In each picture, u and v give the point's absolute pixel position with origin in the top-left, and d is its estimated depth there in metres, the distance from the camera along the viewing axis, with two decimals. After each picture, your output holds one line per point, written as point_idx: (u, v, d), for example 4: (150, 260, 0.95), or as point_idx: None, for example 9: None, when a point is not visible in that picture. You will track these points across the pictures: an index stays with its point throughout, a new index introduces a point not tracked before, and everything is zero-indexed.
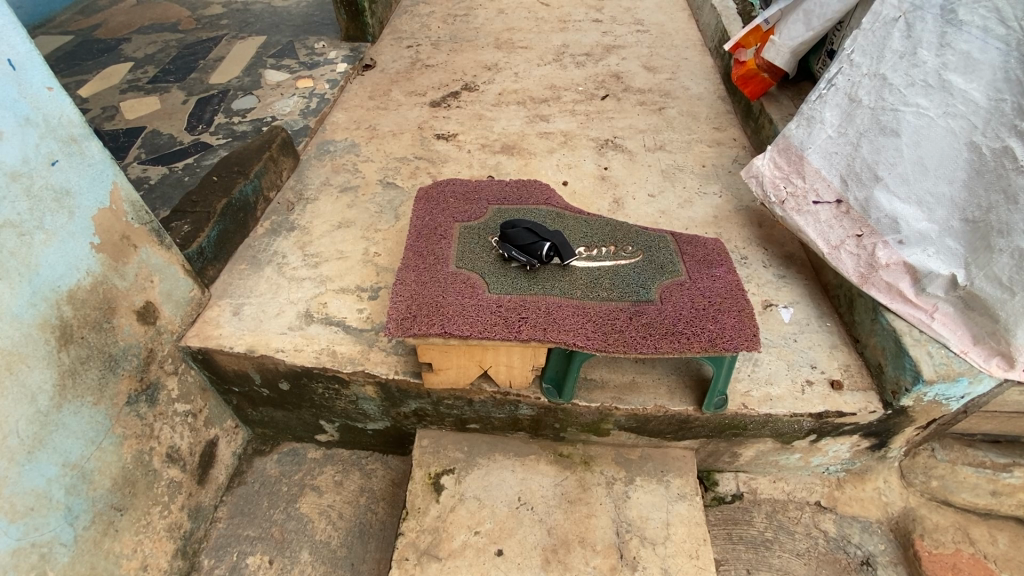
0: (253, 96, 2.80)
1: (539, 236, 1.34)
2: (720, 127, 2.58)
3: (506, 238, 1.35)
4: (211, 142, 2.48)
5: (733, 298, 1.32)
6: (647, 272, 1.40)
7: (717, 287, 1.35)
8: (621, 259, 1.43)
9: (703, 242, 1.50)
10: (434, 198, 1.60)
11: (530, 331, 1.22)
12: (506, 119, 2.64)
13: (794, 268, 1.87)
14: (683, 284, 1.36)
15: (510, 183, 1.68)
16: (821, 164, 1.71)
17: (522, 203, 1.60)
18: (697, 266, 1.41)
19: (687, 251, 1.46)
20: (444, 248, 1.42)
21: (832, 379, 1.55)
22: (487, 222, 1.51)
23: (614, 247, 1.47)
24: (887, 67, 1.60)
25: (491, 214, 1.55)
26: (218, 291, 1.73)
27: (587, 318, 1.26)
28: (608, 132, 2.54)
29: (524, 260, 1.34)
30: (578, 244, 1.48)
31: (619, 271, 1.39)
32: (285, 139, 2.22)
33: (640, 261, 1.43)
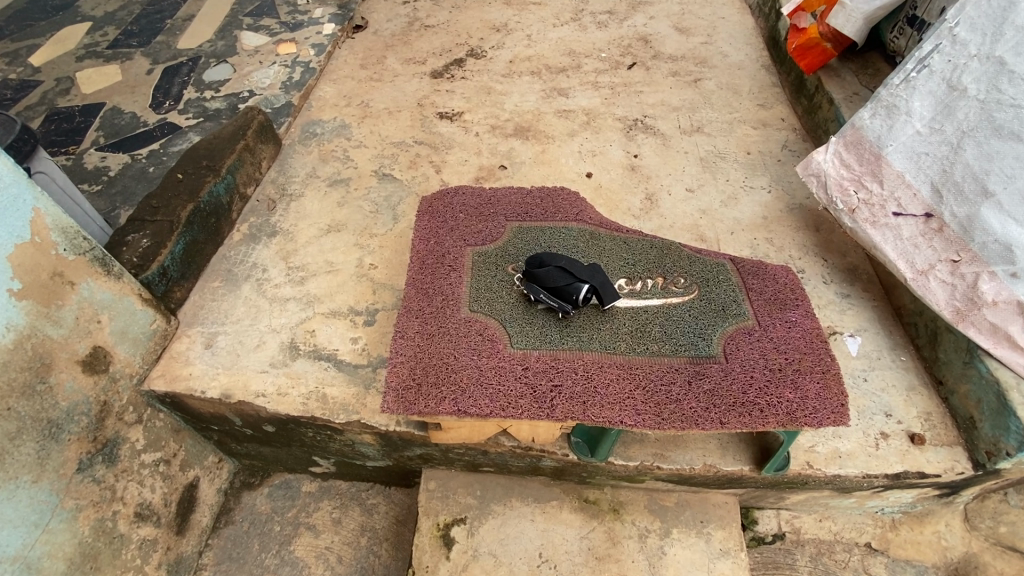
0: (228, 65, 2.45)
1: (573, 275, 1.06)
2: (765, 104, 2.23)
3: (533, 278, 1.08)
4: (179, 123, 2.16)
5: (814, 353, 1.07)
6: (704, 315, 1.14)
7: (793, 338, 1.09)
8: (671, 296, 1.17)
9: (770, 271, 1.24)
10: (439, 212, 1.31)
11: (565, 406, 0.97)
12: (518, 94, 2.29)
13: (860, 285, 1.60)
14: (751, 333, 1.10)
15: (531, 193, 1.39)
16: (905, 166, 1.41)
17: (548, 220, 1.32)
18: (766, 307, 1.15)
19: (753, 286, 1.19)
20: (454, 283, 1.15)
21: (911, 431, 1.31)
22: (504, 245, 1.24)
23: (662, 279, 1.20)
24: (1006, 48, 1.27)
25: (509, 235, 1.26)
26: (188, 317, 1.48)
27: (635, 385, 1.01)
28: (637, 110, 2.19)
29: (555, 306, 1.07)
30: (617, 275, 1.21)
31: (671, 315, 1.13)
32: (262, 122, 1.90)
33: (696, 300, 1.17)
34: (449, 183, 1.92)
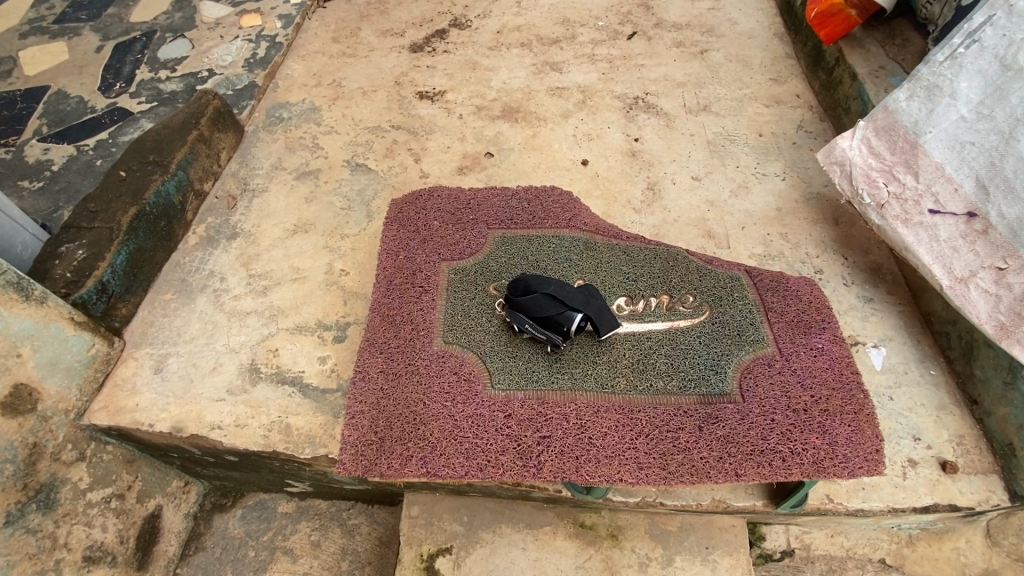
0: (185, 40, 2.22)
1: (565, 302, 0.92)
2: (779, 78, 2.01)
3: (520, 306, 0.95)
4: (130, 108, 1.95)
5: (844, 386, 0.92)
6: (714, 342, 1.01)
7: (820, 369, 0.95)
8: (675, 318, 1.03)
9: (791, 285, 1.09)
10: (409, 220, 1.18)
11: (556, 464, 0.84)
12: (507, 69, 2.06)
13: (885, 287, 1.44)
14: (771, 363, 0.96)
15: (518, 193, 1.25)
16: (946, 157, 1.24)
17: (538, 225, 1.18)
18: (790, 329, 1.01)
19: (774, 306, 1.05)
20: (428, 308, 1.03)
21: (942, 458, 1.18)
22: (487, 260, 1.11)
23: (668, 297, 1.06)
24: None
25: (492, 245, 1.13)
26: (136, 338, 1.33)
27: (637, 434, 0.88)
28: (638, 86, 1.98)
29: (543, 339, 0.95)
30: (615, 292, 1.07)
31: (679, 343, 0.99)
32: (218, 109, 1.69)
33: (707, 324, 1.03)
34: (428, 173, 1.72)
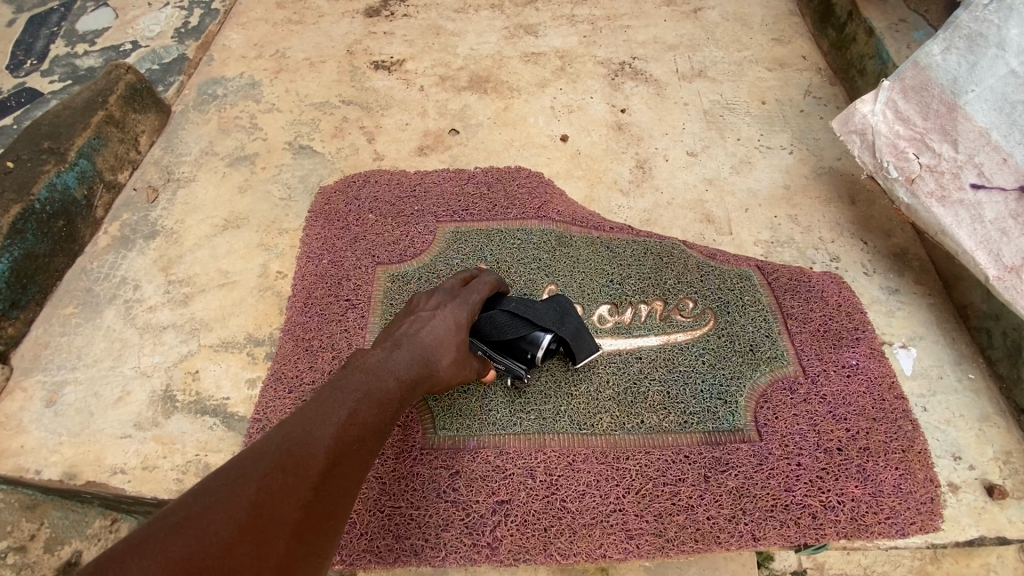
0: (109, 9, 1.95)
1: (534, 323, 0.94)
2: (783, 38, 1.77)
3: (482, 333, 0.94)
4: (40, 88, 1.69)
5: (867, 418, 1.02)
6: (725, 363, 1.08)
7: (855, 395, 1.04)
8: (676, 333, 1.11)
9: (815, 286, 1.18)
10: (348, 228, 1.27)
11: (560, 529, 0.91)
12: (475, 34, 1.79)
13: (912, 276, 1.24)
14: (795, 390, 1.05)
15: (469, 187, 1.34)
16: (991, 123, 1.06)
17: (489, 218, 1.28)
18: (816, 344, 1.10)
19: (799, 324, 1.13)
20: (355, 329, 1.13)
21: (987, 481, 1.00)
22: (425, 262, 1.22)
23: (667, 307, 1.14)
24: None
25: (437, 242, 1.25)
26: (27, 362, 1.12)
27: (643, 487, 0.94)
28: (624, 51, 1.74)
29: (510, 366, 0.97)
30: (598, 301, 1.15)
31: (677, 369, 1.06)
32: (132, 86, 1.44)
33: (719, 339, 1.11)
34: (383, 155, 1.48)
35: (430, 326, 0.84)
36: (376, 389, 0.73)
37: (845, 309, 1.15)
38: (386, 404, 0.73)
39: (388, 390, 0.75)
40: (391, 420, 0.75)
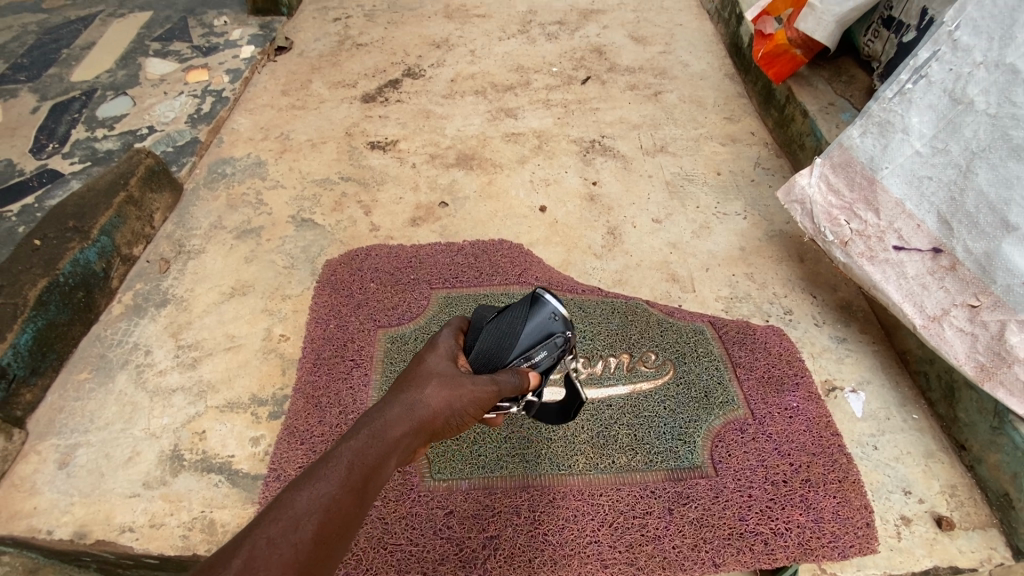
0: (127, 97, 2.14)
1: (531, 304, 0.88)
2: (733, 117, 2.01)
3: (505, 348, 0.85)
4: (61, 169, 1.84)
5: (812, 453, 1.13)
6: (684, 408, 1.19)
7: (796, 433, 1.16)
8: (639, 382, 1.22)
9: (758, 337, 1.31)
10: (352, 293, 1.39)
11: (543, 561, 0.98)
12: (461, 117, 2.01)
13: (857, 326, 1.38)
14: (744, 429, 1.16)
15: (460, 256, 1.48)
16: (905, 194, 1.20)
17: (479, 284, 1.42)
18: (762, 388, 1.23)
19: (744, 369, 1.25)
20: (360, 387, 1.23)
21: (935, 513, 1.09)
22: (422, 325, 1.33)
23: (631, 359, 1.26)
24: (1018, 55, 1.06)
25: (433, 306, 1.37)
26: (42, 426, 1.19)
27: (614, 517, 1.03)
28: (593, 130, 1.96)
29: (550, 356, 0.88)
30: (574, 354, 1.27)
31: (643, 413, 1.17)
32: (151, 169, 1.59)
33: (677, 387, 1.22)
34: (379, 226, 1.63)
35: (419, 369, 0.80)
36: (342, 464, 0.64)
37: (785, 357, 1.28)
38: (354, 482, 0.63)
39: (358, 462, 0.65)
40: (347, 485, 0.63)
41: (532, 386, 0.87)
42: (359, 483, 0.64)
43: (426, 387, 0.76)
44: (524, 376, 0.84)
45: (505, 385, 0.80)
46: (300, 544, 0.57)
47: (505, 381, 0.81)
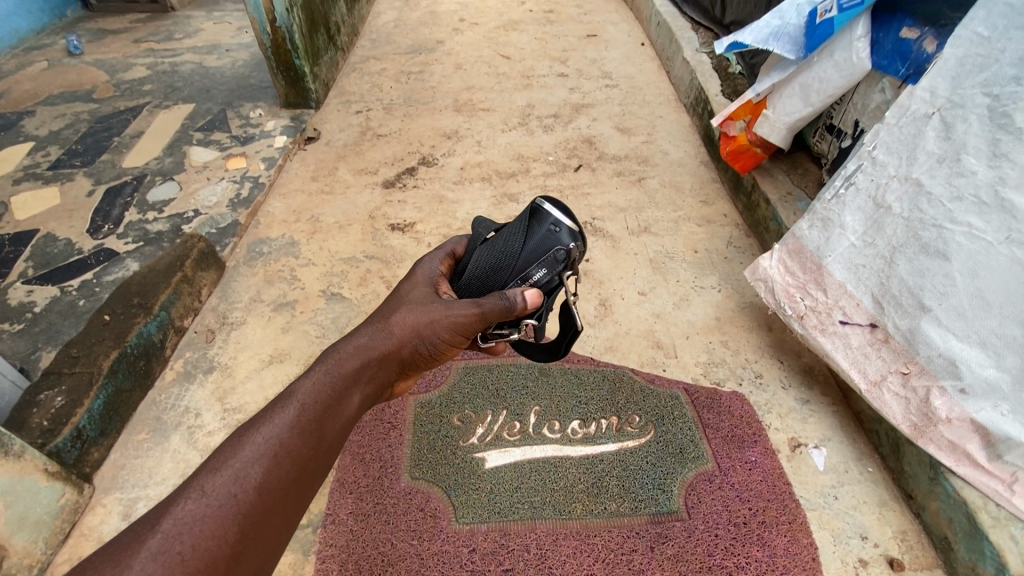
0: (174, 182, 2.42)
1: (530, 223, 0.99)
2: (708, 200, 2.30)
3: (502, 267, 1.00)
4: (117, 248, 2.08)
5: (771, 498, 1.31)
6: (663, 462, 1.37)
7: (756, 481, 1.34)
8: (627, 440, 1.41)
9: (725, 401, 1.52)
10: None
11: None
12: (470, 201, 2.29)
13: (818, 388, 1.58)
14: (713, 478, 1.34)
15: None
16: (846, 278, 1.43)
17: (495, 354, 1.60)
18: (726, 445, 1.41)
19: (712, 427, 1.45)
20: (397, 445, 1.39)
21: (889, 556, 1.25)
22: (448, 391, 1.51)
23: (618, 420, 1.45)
24: (922, 171, 1.29)
25: (456, 375, 1.54)
26: (106, 481, 1.35)
27: (603, 553, 1.20)
28: (586, 212, 2.23)
29: (549, 274, 0.99)
30: (572, 415, 1.46)
31: (630, 465, 1.36)
32: (203, 251, 1.84)
33: (655, 443, 1.41)
34: None
35: (392, 310, 0.99)
36: (296, 405, 0.82)
37: (746, 420, 1.48)
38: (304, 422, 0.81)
39: (312, 402, 0.84)
40: (298, 426, 0.81)
41: (530, 308, 1.00)
42: (312, 419, 0.82)
43: (378, 332, 0.96)
44: (521, 296, 0.98)
45: (488, 310, 0.96)
46: (264, 467, 0.76)
47: (489, 307, 0.96)
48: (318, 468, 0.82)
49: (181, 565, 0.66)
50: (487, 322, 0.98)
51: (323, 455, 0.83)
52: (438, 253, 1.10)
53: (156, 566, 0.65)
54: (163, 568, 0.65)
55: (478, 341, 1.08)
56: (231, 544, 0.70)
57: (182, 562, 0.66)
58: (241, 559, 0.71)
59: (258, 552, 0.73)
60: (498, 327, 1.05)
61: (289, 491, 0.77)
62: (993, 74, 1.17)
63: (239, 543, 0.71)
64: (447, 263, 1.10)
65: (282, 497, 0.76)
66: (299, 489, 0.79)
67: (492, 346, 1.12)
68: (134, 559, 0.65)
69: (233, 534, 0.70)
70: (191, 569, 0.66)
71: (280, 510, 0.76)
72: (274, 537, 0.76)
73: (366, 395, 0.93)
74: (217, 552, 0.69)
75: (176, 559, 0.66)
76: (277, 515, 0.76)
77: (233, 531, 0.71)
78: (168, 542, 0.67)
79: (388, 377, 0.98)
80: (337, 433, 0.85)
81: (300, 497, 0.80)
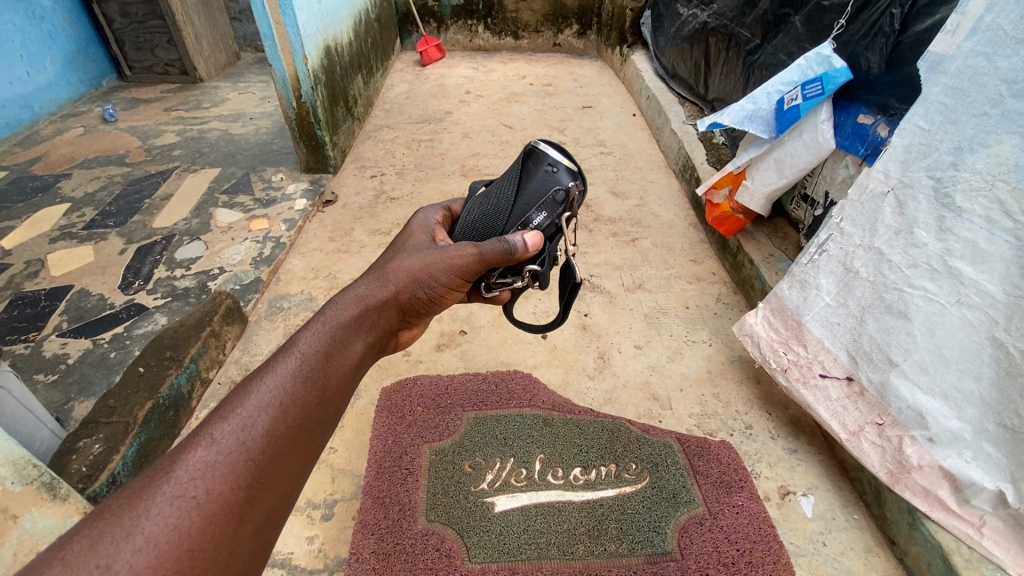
0: (200, 242, 2.60)
1: (525, 170, 1.04)
2: (697, 259, 2.47)
3: (498, 214, 1.05)
4: (146, 303, 2.22)
5: (758, 539, 1.39)
6: (658, 506, 1.46)
7: (743, 524, 1.43)
8: (624, 485, 1.51)
9: (714, 450, 1.61)
10: (398, 410, 1.71)
11: None
12: None
13: (805, 438, 1.69)
14: (703, 521, 1.44)
15: (484, 382, 1.82)
16: (823, 334, 1.57)
17: (501, 406, 1.74)
18: (716, 490, 1.51)
19: (702, 472, 1.55)
20: (413, 489, 1.50)
21: None
22: (459, 439, 1.63)
23: (615, 466, 1.55)
24: (882, 241, 1.43)
25: (466, 425, 1.67)
26: None
27: None
28: (584, 270, 2.40)
29: (549, 217, 1.02)
30: (573, 463, 1.56)
31: (627, 509, 1.45)
32: (230, 307, 1.98)
33: (649, 488, 1.51)
34: (410, 352, 1.96)
35: (386, 262, 1.00)
36: (298, 354, 0.80)
37: (733, 466, 1.57)
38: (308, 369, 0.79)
39: (314, 350, 0.81)
40: (302, 373, 0.78)
41: (531, 252, 1.00)
42: (316, 367, 0.80)
43: (374, 282, 0.96)
44: (521, 239, 0.99)
45: (487, 251, 0.98)
46: (272, 413, 0.72)
47: (487, 248, 0.99)
48: (326, 416, 0.80)
49: (196, 509, 0.62)
50: (486, 263, 0.99)
51: (330, 401, 0.80)
52: (435, 208, 1.16)
53: (172, 512, 0.61)
54: (179, 512, 0.62)
55: (482, 290, 1.11)
56: (245, 488, 0.67)
57: (198, 505, 0.63)
58: (257, 505, 0.68)
59: (274, 497, 0.70)
60: (501, 275, 1.08)
61: (299, 437, 0.74)
62: (934, 160, 1.32)
63: (252, 488, 0.68)
64: (444, 216, 1.17)
65: (294, 442, 0.73)
66: (310, 436, 0.76)
67: (496, 296, 1.15)
68: (149, 505, 0.61)
69: (245, 479, 0.67)
70: (206, 514, 0.63)
71: (292, 455, 0.73)
72: (289, 483, 0.72)
73: (366, 343, 0.92)
74: (232, 496, 0.65)
75: (191, 503, 0.62)
76: (289, 460, 0.72)
77: (247, 475, 0.67)
78: (181, 488, 0.63)
79: (388, 325, 0.98)
80: (341, 379, 0.83)
81: (312, 444, 0.77)
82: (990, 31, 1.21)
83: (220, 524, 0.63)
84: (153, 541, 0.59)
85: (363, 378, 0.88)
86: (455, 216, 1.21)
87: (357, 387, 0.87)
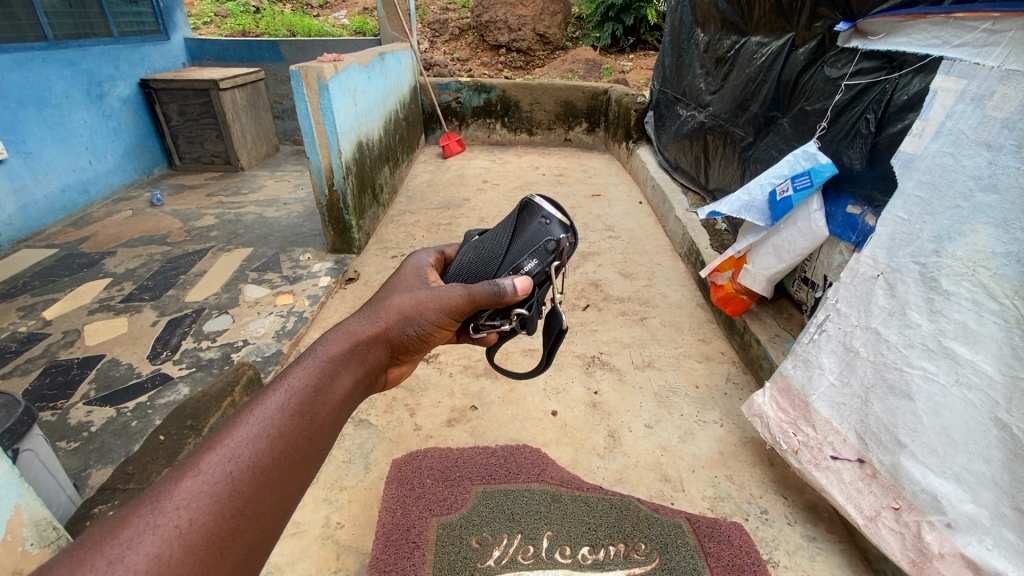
0: (228, 315, 2.74)
1: (524, 218, 1.13)
2: (705, 338, 2.52)
3: (494, 260, 1.13)
4: (171, 373, 2.32)
5: None
6: None
7: None
8: (634, 566, 1.48)
9: (724, 531, 1.58)
10: (409, 479, 1.72)
11: None
12: None
13: (823, 525, 1.64)
14: None
15: (495, 456, 1.82)
16: (830, 414, 1.58)
17: (511, 480, 1.73)
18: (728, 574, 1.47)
19: (713, 553, 1.52)
20: (419, 564, 1.48)
21: None
22: (465, 513, 1.62)
23: (624, 545, 1.53)
24: (878, 322, 1.50)
25: (473, 498, 1.67)
26: None
27: None
28: (594, 347, 2.46)
29: (539, 265, 1.10)
30: (581, 540, 1.54)
31: None
32: (251, 377, 2.07)
33: (657, 568, 1.48)
34: (421, 426, 1.99)
35: (382, 300, 1.04)
36: (287, 389, 0.79)
37: (746, 549, 1.53)
38: (295, 403, 0.78)
39: (304, 384, 0.81)
40: (289, 405, 0.78)
41: (520, 295, 1.07)
42: (306, 402, 0.79)
43: (366, 319, 0.99)
44: (511, 282, 1.06)
45: (476, 292, 1.04)
46: (259, 446, 0.72)
47: (476, 290, 1.05)
48: (314, 451, 0.79)
49: (179, 539, 0.62)
50: (475, 304, 1.05)
51: (318, 435, 0.79)
52: (430, 250, 1.25)
53: (155, 540, 0.61)
54: (161, 541, 0.61)
55: (470, 329, 1.15)
56: (229, 520, 0.66)
57: (180, 536, 0.62)
58: (239, 538, 0.67)
59: (256, 532, 0.69)
60: (489, 317, 1.13)
61: (284, 471, 0.73)
62: (917, 247, 1.42)
63: (235, 521, 0.67)
64: (437, 258, 1.25)
65: (279, 475, 0.72)
66: (295, 469, 0.75)
67: (484, 338, 1.19)
68: (126, 531, 0.61)
69: (229, 510, 0.66)
70: (188, 544, 0.62)
71: (277, 488, 0.72)
72: (271, 517, 0.71)
73: (357, 380, 0.91)
74: (215, 527, 0.65)
75: (173, 533, 0.62)
76: (274, 494, 0.72)
77: (230, 506, 0.67)
78: (165, 517, 0.63)
79: (377, 362, 0.98)
80: (329, 414, 0.82)
81: (298, 478, 0.75)
82: (953, 135, 1.36)
83: (200, 557, 0.62)
84: (132, 569, 0.58)
85: (351, 412, 0.87)
86: (447, 260, 1.28)
87: (345, 422, 0.86)
